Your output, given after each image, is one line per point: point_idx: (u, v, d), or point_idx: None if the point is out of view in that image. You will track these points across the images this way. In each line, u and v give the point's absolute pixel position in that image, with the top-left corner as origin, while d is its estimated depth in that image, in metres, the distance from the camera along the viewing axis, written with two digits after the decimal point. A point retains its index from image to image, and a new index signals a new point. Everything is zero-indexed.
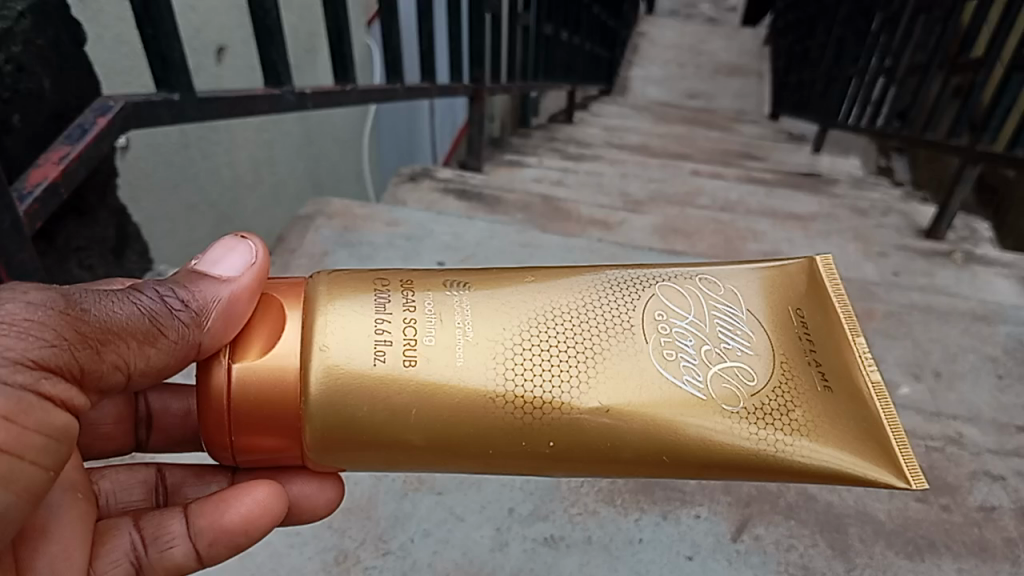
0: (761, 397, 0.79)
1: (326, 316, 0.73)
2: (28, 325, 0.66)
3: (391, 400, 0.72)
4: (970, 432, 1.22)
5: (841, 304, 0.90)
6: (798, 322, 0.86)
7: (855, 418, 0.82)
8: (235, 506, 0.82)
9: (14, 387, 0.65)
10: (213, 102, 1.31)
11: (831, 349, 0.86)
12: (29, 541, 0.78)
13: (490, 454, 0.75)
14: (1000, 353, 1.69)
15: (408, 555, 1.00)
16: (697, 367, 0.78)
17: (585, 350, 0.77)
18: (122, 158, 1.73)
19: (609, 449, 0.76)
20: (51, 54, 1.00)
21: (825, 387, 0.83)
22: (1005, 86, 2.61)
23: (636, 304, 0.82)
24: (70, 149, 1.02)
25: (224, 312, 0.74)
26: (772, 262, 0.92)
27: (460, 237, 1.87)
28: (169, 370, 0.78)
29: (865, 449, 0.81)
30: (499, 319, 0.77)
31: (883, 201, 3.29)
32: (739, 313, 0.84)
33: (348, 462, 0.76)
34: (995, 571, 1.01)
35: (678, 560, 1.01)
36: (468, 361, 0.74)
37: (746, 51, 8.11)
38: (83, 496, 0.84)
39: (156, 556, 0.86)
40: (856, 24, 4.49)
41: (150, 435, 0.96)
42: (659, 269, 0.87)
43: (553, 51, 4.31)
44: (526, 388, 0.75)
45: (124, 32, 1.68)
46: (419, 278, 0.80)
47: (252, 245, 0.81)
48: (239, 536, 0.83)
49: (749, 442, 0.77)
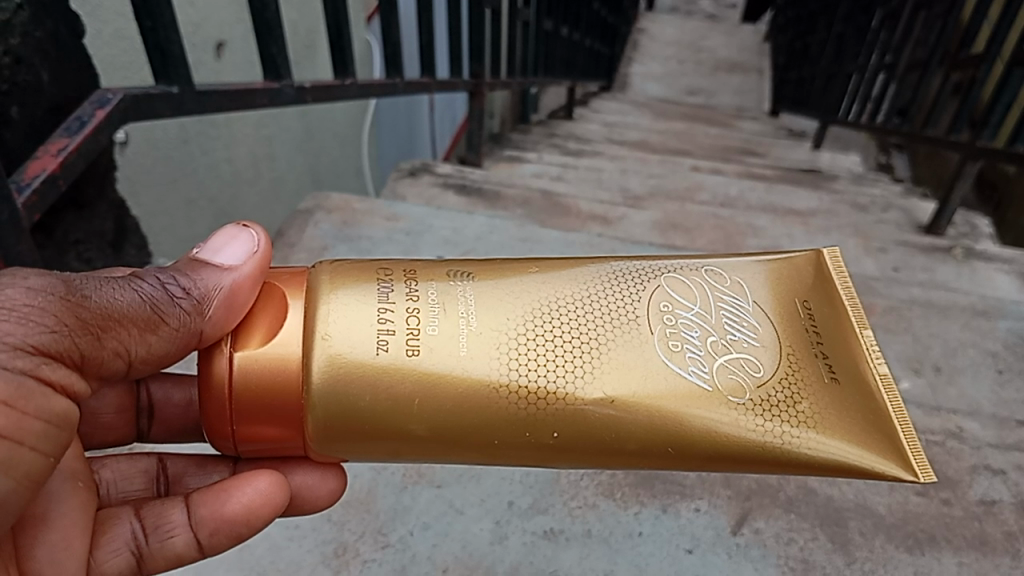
0: (767, 388, 0.78)
1: (328, 305, 0.73)
2: (28, 311, 0.66)
3: (394, 390, 0.72)
4: (970, 426, 1.21)
5: (848, 296, 0.90)
6: (805, 314, 0.86)
7: (863, 411, 0.82)
8: (236, 495, 0.82)
9: (14, 372, 0.65)
10: (212, 95, 1.30)
11: (839, 341, 0.86)
12: (29, 529, 0.77)
13: (494, 445, 0.75)
14: (1000, 348, 1.69)
15: (408, 549, 1.00)
16: (702, 358, 0.78)
17: (589, 341, 0.77)
18: (121, 153, 1.73)
19: (613, 441, 0.75)
20: (50, 47, 1.00)
21: (832, 379, 0.82)
22: (1006, 82, 2.60)
23: (640, 295, 0.81)
24: (70, 141, 1.02)
25: (226, 301, 0.75)
26: (779, 254, 0.92)
27: (460, 232, 1.87)
28: (170, 357, 0.78)
29: (872, 442, 0.80)
30: (502, 310, 0.77)
31: (883, 197, 3.29)
32: (744, 304, 0.84)
33: (350, 454, 0.76)
34: (995, 565, 1.01)
35: (677, 553, 1.00)
36: (472, 351, 0.74)
37: (747, 48, 8.11)
38: (83, 484, 0.83)
39: (157, 546, 0.85)
40: (856, 20, 4.48)
41: (152, 426, 0.95)
42: (663, 260, 0.87)
43: (553, 47, 4.31)
44: (530, 378, 0.74)
45: (123, 27, 1.67)
46: (424, 268, 0.80)
47: (254, 234, 0.82)
48: (240, 525, 0.83)
49: (754, 433, 0.77)
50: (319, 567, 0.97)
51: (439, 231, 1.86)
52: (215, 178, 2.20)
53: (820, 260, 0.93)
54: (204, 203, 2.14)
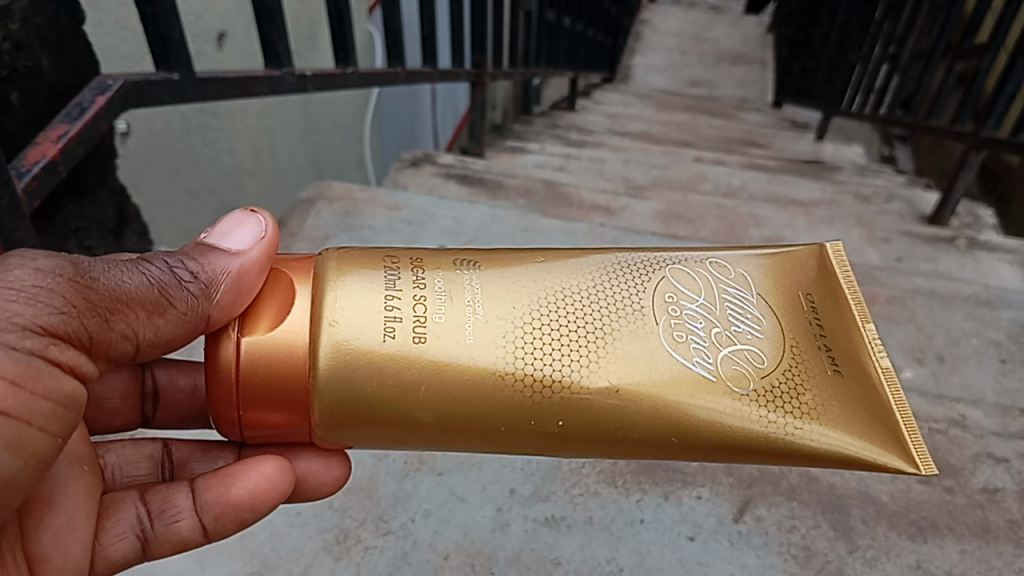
0: (771, 379, 0.78)
1: (336, 291, 0.72)
2: (37, 291, 0.66)
3: (400, 376, 0.72)
4: (973, 414, 1.21)
5: (851, 290, 0.90)
6: (809, 307, 0.86)
7: (866, 404, 0.82)
8: (242, 479, 0.82)
9: (22, 352, 0.64)
10: (212, 82, 1.30)
11: (841, 335, 0.86)
12: (35, 512, 0.77)
13: (498, 433, 0.75)
14: (1004, 337, 1.68)
15: (409, 536, 0.99)
16: (707, 349, 0.78)
17: (595, 330, 0.77)
18: (122, 143, 1.72)
19: (618, 429, 0.75)
20: (50, 33, 0.99)
21: (835, 371, 0.82)
22: (1010, 72, 2.59)
23: (646, 286, 0.81)
24: (70, 128, 1.01)
25: (234, 285, 0.75)
26: (783, 247, 0.92)
27: (462, 221, 1.86)
28: (178, 341, 0.78)
29: (875, 435, 0.80)
30: (509, 299, 0.77)
31: (886, 188, 3.28)
32: (748, 296, 0.83)
33: (354, 440, 0.76)
34: (998, 553, 1.00)
35: (679, 540, 1.00)
36: (479, 339, 0.74)
37: (750, 39, 8.08)
38: (89, 468, 0.83)
39: (162, 531, 0.85)
40: (860, 11, 4.46)
41: (157, 410, 0.95)
42: (668, 251, 0.87)
43: (555, 37, 4.30)
44: (535, 366, 0.74)
45: (124, 17, 1.67)
46: (430, 256, 0.79)
47: (262, 217, 0.81)
48: (245, 511, 0.83)
49: (759, 424, 0.76)
50: (320, 554, 0.97)
51: (440, 220, 1.86)
52: (217, 169, 2.19)
53: (822, 254, 0.93)
54: (206, 193, 2.14)
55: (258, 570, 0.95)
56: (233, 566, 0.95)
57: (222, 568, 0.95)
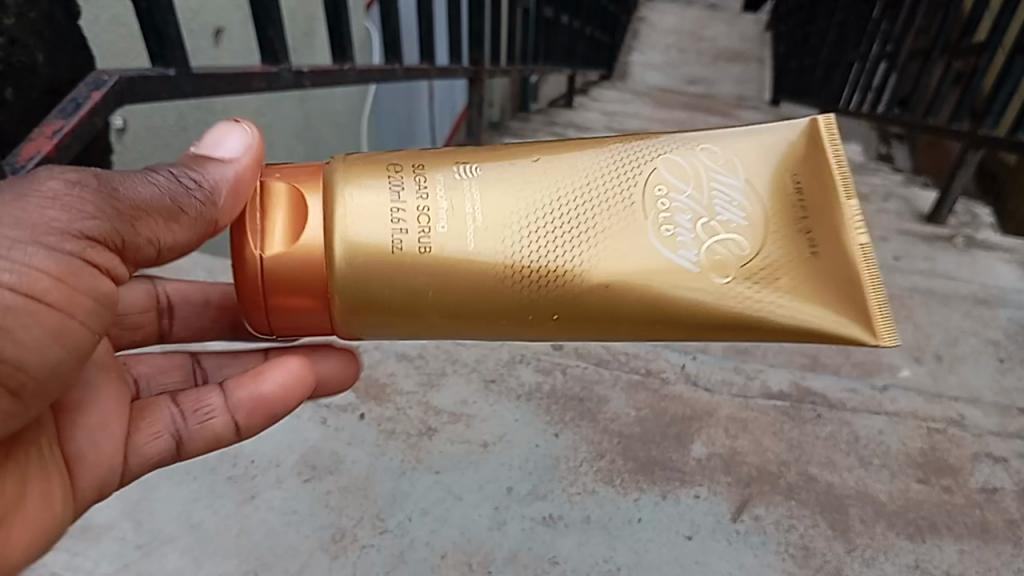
0: (755, 261, 0.69)
1: (344, 197, 0.66)
2: (69, 198, 0.61)
3: (406, 282, 0.67)
4: (971, 413, 1.20)
5: (836, 156, 0.73)
6: (792, 185, 0.72)
7: (828, 260, 0.71)
8: (270, 375, 0.83)
9: (59, 252, 0.60)
10: (207, 78, 1.29)
11: (823, 203, 0.72)
12: (69, 413, 0.74)
13: (491, 321, 0.70)
14: (1001, 336, 1.68)
15: (406, 535, 0.98)
16: (693, 238, 0.69)
17: (581, 220, 0.69)
18: (118, 140, 1.72)
19: (604, 315, 0.69)
20: (44, 28, 0.97)
21: (809, 254, 0.71)
22: (1008, 71, 2.59)
23: (631, 168, 0.71)
24: (64, 124, 1.00)
25: (234, 190, 0.70)
26: (767, 120, 0.76)
27: None
28: (191, 247, 0.72)
29: (851, 304, 0.70)
30: (513, 177, 0.70)
31: (883, 186, 3.28)
32: (735, 181, 0.71)
33: (370, 330, 0.70)
34: (997, 553, 1.00)
35: (677, 539, 1.00)
36: (476, 241, 0.67)
37: (747, 37, 8.08)
38: (115, 374, 0.81)
39: (196, 429, 0.83)
40: (858, 9, 4.46)
41: (173, 325, 0.96)
42: (654, 133, 0.75)
43: (553, 35, 4.29)
44: (513, 253, 0.68)
45: (120, 14, 1.66)
46: (429, 153, 0.72)
47: (247, 127, 0.75)
48: (278, 407, 0.83)
49: (732, 299, 0.69)
50: (317, 552, 0.96)
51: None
52: (214, 166, 2.19)
53: (813, 131, 0.74)
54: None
55: (254, 568, 0.94)
56: (228, 564, 0.94)
57: (217, 566, 0.94)
